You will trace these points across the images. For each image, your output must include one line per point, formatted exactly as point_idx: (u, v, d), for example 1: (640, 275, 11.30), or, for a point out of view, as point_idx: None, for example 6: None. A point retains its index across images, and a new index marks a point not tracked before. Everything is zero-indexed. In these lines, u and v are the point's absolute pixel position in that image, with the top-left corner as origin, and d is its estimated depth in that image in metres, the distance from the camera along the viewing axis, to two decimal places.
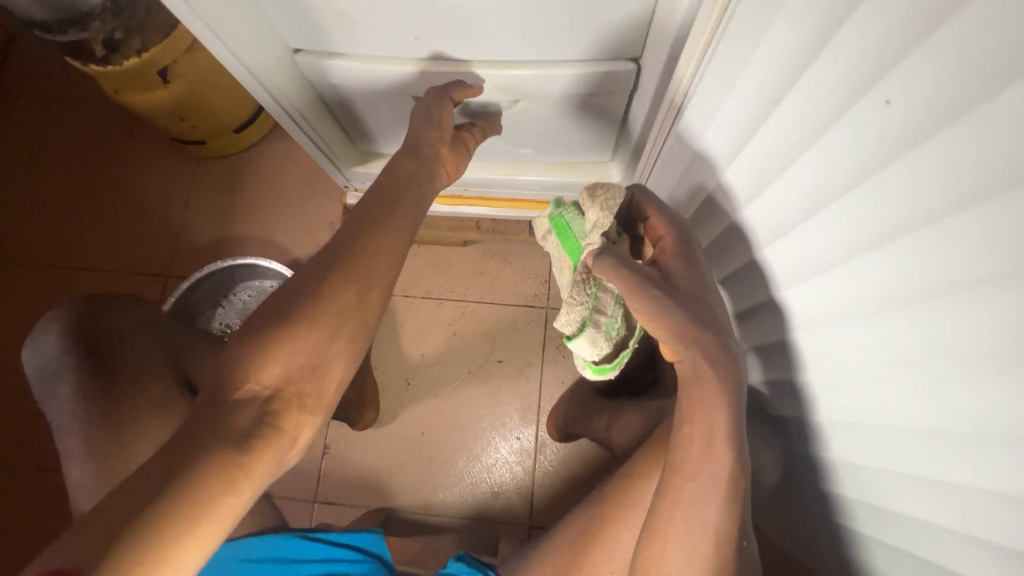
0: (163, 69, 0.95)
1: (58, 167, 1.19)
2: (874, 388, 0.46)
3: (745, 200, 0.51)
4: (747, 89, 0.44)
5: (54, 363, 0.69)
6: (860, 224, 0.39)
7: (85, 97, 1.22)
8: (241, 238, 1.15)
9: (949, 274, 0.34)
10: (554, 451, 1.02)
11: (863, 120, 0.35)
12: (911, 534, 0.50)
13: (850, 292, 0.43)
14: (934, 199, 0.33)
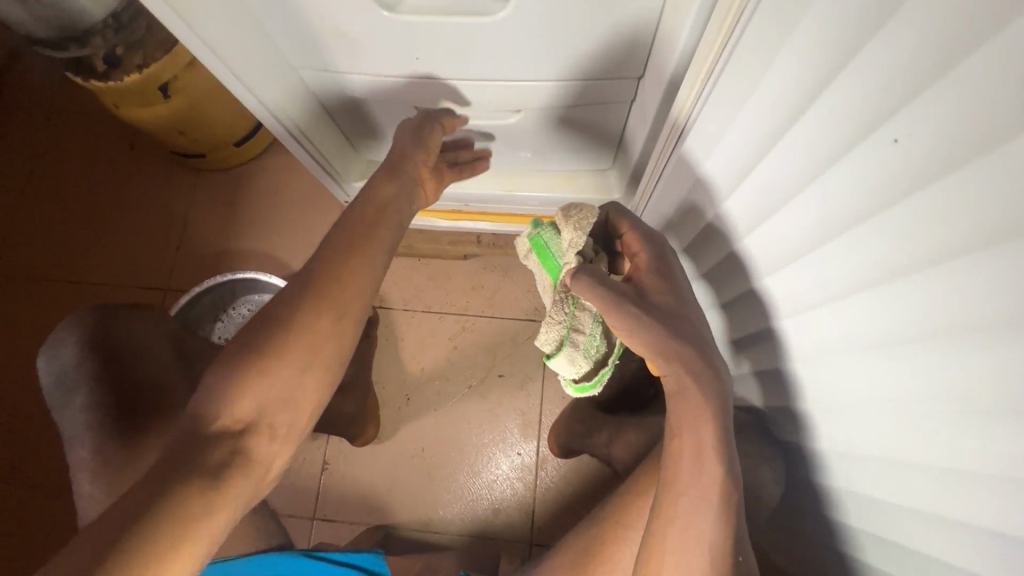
0: (164, 85, 0.96)
1: (59, 181, 1.19)
2: (882, 422, 0.45)
3: (745, 231, 0.51)
4: (748, 121, 0.44)
5: (71, 372, 0.68)
6: (863, 259, 0.39)
7: (85, 111, 1.22)
8: (240, 252, 1.15)
9: (962, 315, 0.34)
10: (554, 467, 1.01)
11: (867, 157, 0.35)
12: (924, 564, 0.50)
13: (857, 329, 0.43)
14: (941, 240, 0.33)
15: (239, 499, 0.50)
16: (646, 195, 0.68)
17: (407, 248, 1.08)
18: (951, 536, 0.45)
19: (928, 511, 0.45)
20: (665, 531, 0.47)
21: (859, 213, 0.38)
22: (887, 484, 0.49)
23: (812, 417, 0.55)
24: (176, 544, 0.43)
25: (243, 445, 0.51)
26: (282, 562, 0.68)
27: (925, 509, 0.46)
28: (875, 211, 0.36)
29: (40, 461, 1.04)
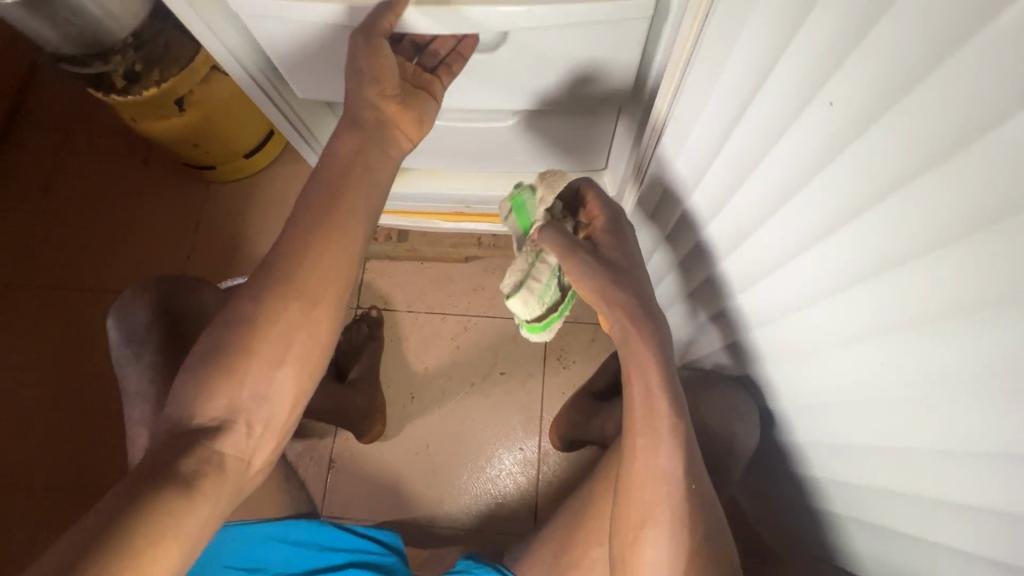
0: (180, 98, 1.01)
1: (74, 191, 1.24)
2: (846, 392, 0.45)
3: (708, 218, 0.54)
4: (714, 103, 0.47)
5: (142, 331, 0.72)
6: (796, 220, 0.41)
7: (100, 125, 1.27)
8: (249, 258, 1.19)
9: (897, 264, 0.35)
10: (555, 460, 1.04)
11: (808, 123, 0.36)
12: (908, 544, 0.49)
13: (796, 288, 0.45)
14: (861, 196, 0.35)
15: (224, 495, 0.50)
16: (631, 192, 0.73)
17: (411, 252, 1.12)
18: (932, 515, 0.44)
19: (905, 487, 0.45)
20: (631, 469, 0.52)
21: (797, 180, 0.40)
22: (863, 461, 0.49)
23: (781, 392, 0.57)
24: (158, 537, 0.44)
25: (221, 442, 0.50)
26: (282, 528, 0.71)
27: (899, 485, 0.46)
28: (810, 177, 0.38)
29: (55, 462, 1.06)
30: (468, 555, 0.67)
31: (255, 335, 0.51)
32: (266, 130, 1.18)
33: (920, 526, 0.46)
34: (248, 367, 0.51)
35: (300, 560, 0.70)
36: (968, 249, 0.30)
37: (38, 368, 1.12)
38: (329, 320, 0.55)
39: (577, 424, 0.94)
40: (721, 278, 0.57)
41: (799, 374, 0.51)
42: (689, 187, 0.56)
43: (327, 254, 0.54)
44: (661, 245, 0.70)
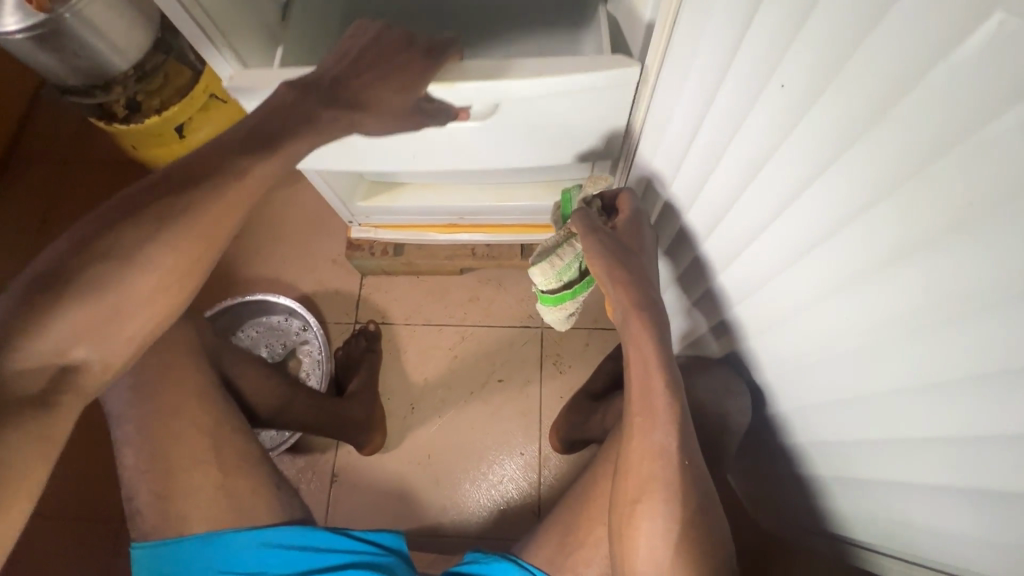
0: (180, 125, 1.06)
1: (70, 220, 1.26)
2: (824, 351, 0.48)
3: (687, 208, 0.60)
4: (685, 98, 0.52)
5: None
6: (765, 192, 0.45)
7: (98, 156, 1.31)
8: (247, 279, 1.21)
9: (852, 216, 0.38)
10: (556, 463, 1.05)
11: (767, 105, 0.41)
12: (899, 499, 0.51)
13: (769, 260, 0.49)
14: (814, 163, 0.39)
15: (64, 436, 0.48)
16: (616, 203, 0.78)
17: (408, 268, 1.15)
18: (917, 462, 0.46)
19: (889, 437, 0.47)
20: (630, 446, 0.56)
21: (762, 156, 0.44)
22: (846, 420, 0.51)
23: (765, 365, 0.60)
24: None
25: (60, 378, 0.48)
26: (278, 533, 0.68)
27: (882, 437, 0.48)
28: (771, 151, 0.43)
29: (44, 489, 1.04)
30: (475, 548, 0.68)
31: (128, 260, 0.50)
32: None
33: (896, 475, 0.49)
34: (117, 292, 0.50)
35: (295, 563, 0.67)
36: (902, 199, 0.34)
37: None
38: (202, 257, 0.54)
39: (577, 424, 0.96)
40: (704, 261, 0.61)
41: (778, 343, 0.55)
42: (671, 178, 0.61)
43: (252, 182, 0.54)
44: None
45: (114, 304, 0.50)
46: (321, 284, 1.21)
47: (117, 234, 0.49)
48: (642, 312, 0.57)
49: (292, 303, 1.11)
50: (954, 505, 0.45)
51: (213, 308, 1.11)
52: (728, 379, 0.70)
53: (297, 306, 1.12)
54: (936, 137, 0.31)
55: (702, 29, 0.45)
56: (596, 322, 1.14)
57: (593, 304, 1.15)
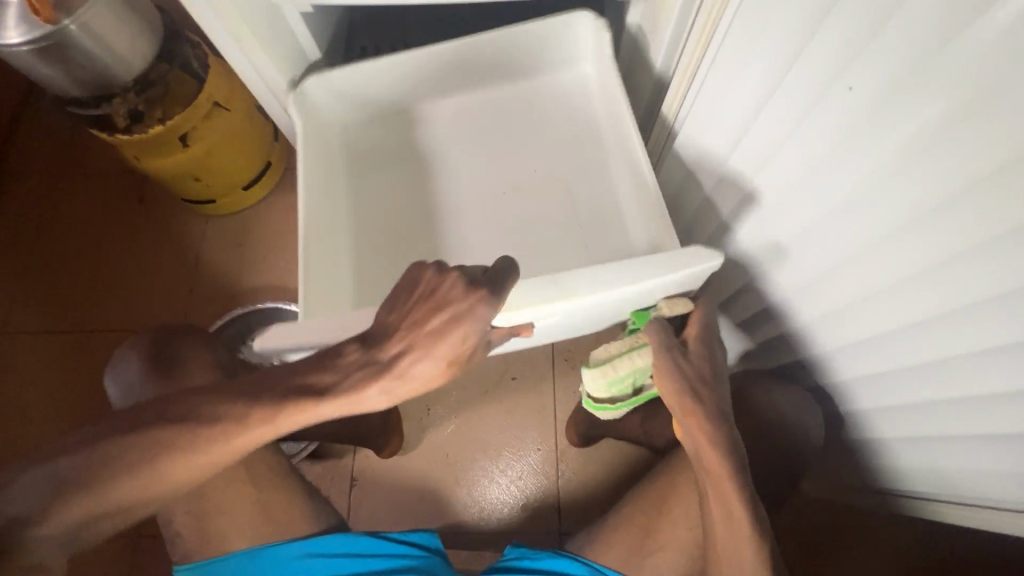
0: (184, 135, 1.05)
1: (66, 235, 1.24)
2: (884, 325, 0.54)
3: (724, 204, 0.64)
4: (735, 104, 0.57)
5: (140, 381, 0.73)
6: (826, 187, 0.50)
7: (90, 167, 1.29)
8: (252, 287, 1.20)
9: (919, 206, 0.43)
10: (574, 457, 1.07)
11: (832, 107, 0.45)
12: (963, 451, 0.57)
13: (825, 257, 0.55)
14: (884, 159, 0.44)
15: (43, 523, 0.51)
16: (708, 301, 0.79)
17: None
18: (975, 416, 0.52)
19: (952, 398, 0.53)
20: (714, 521, 0.60)
21: (823, 154, 0.48)
22: (905, 385, 0.57)
23: (812, 346, 0.66)
24: None
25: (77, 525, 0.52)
26: (319, 543, 0.68)
27: (944, 397, 0.54)
28: (835, 150, 0.47)
29: None
30: (513, 542, 0.72)
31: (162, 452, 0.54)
32: (263, 161, 1.20)
33: (954, 433, 0.56)
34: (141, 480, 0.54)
35: (345, 566, 0.68)
36: (963, 199, 0.40)
37: (40, 416, 1.09)
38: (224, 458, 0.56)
39: (597, 420, 0.99)
40: (746, 252, 0.66)
41: (829, 328, 0.61)
42: (712, 177, 0.65)
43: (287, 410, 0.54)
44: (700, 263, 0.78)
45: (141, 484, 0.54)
46: None
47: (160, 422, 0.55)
48: (719, 449, 0.59)
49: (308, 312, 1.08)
50: (1004, 451, 0.52)
51: (221, 321, 1.09)
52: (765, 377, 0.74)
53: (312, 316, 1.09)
54: (1000, 141, 0.36)
55: (756, 39, 0.50)
56: None
57: None
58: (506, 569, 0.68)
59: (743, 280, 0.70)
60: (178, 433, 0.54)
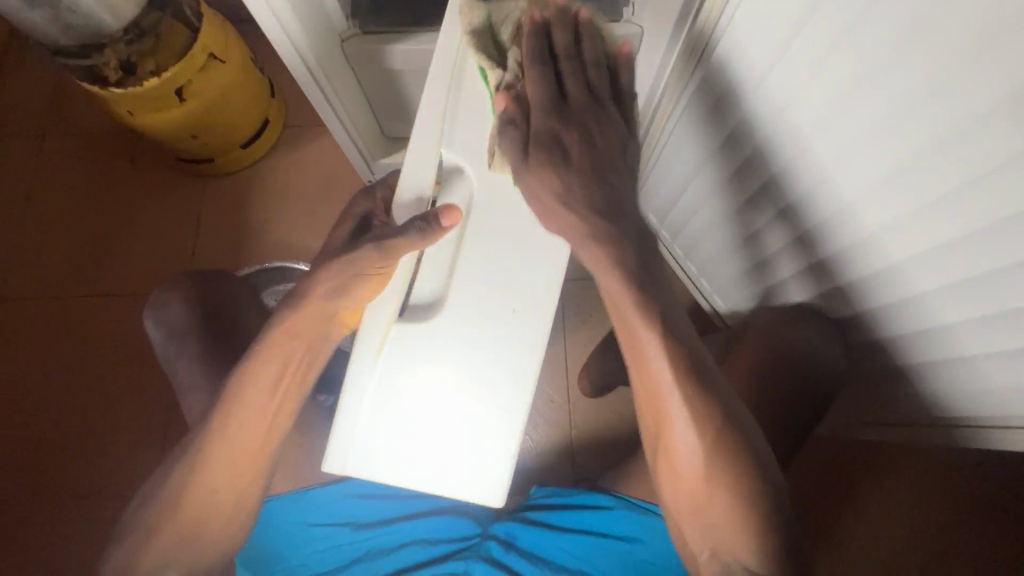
0: (180, 89, 1.00)
1: (59, 200, 1.21)
2: (902, 253, 0.52)
3: (742, 136, 0.61)
4: (727, 77, 0.59)
5: (178, 328, 0.75)
6: (855, 111, 0.47)
7: (78, 128, 1.24)
8: (258, 248, 1.18)
9: (954, 124, 0.41)
10: (587, 407, 1.09)
11: (870, 24, 0.42)
12: (971, 376, 0.57)
13: (822, 210, 0.58)
14: (923, 78, 0.41)
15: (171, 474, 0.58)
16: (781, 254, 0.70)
17: None
18: (986, 341, 0.52)
19: (966, 325, 0.52)
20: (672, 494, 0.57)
21: (855, 74, 0.45)
22: (925, 316, 0.55)
23: (830, 277, 0.64)
24: None
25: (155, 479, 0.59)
26: (359, 484, 0.70)
27: (962, 326, 0.52)
28: (869, 70, 0.44)
29: (82, 474, 1.04)
30: (539, 484, 0.75)
31: (232, 416, 0.57)
32: (262, 117, 1.17)
33: (970, 358, 0.55)
34: (233, 446, 0.57)
35: (382, 509, 0.70)
36: (1002, 120, 0.38)
37: (55, 380, 1.10)
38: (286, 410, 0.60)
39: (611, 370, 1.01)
40: (767, 186, 0.63)
41: (836, 273, 0.63)
42: (710, 149, 0.69)
43: (305, 315, 0.57)
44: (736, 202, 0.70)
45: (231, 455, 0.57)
46: None
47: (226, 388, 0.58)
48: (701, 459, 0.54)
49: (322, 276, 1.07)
50: (995, 367, 0.53)
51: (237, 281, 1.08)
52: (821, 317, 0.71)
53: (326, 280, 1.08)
54: None
55: None
56: None
57: None
58: (536, 506, 0.71)
59: (764, 216, 0.67)
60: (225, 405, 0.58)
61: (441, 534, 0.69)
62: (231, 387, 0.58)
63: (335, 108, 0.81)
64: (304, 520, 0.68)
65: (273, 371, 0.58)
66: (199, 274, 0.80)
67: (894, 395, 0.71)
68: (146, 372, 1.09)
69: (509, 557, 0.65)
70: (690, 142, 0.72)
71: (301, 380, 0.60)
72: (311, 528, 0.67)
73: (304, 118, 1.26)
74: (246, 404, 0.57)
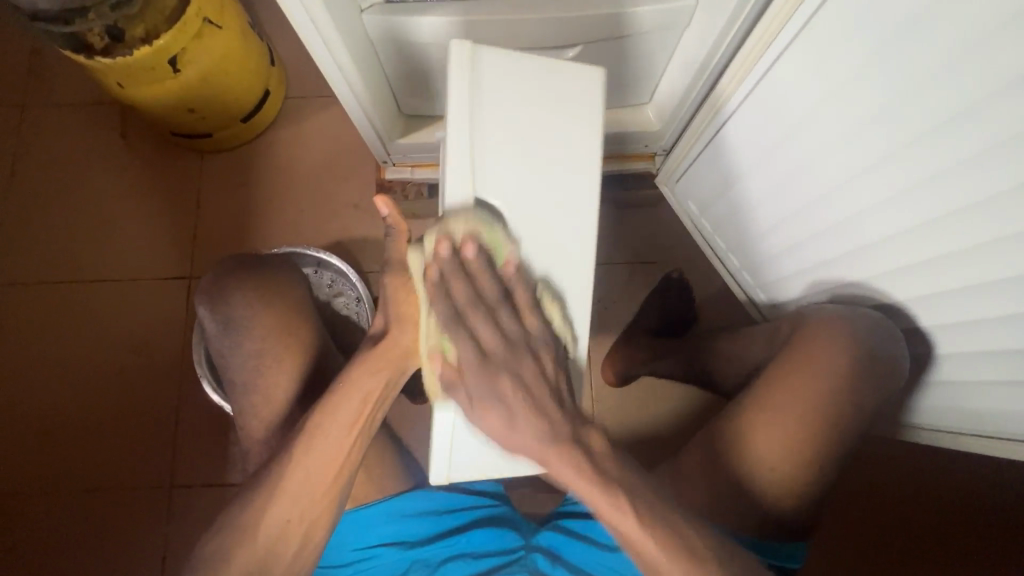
0: (173, 58, 0.91)
1: (46, 177, 1.12)
2: (943, 282, 0.58)
3: (785, 166, 0.65)
4: (785, 102, 0.59)
5: (221, 333, 0.71)
6: (911, 162, 0.52)
7: (62, 98, 1.15)
8: (264, 232, 1.12)
9: (1012, 184, 0.46)
10: (611, 399, 1.03)
11: (944, 86, 0.45)
12: (1003, 395, 0.62)
13: (875, 233, 0.61)
14: (987, 142, 0.45)
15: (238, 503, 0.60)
16: (807, 271, 0.75)
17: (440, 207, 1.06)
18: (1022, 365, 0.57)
19: (1004, 349, 0.58)
20: None
21: (915, 130, 0.49)
22: (965, 334, 0.62)
23: (865, 290, 0.70)
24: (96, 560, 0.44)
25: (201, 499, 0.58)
26: (402, 501, 0.69)
27: (996, 349, 0.59)
28: (934, 128, 0.48)
29: (92, 469, 1.00)
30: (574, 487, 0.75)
31: (314, 444, 0.59)
32: (262, 88, 1.08)
33: (1000, 378, 0.61)
34: (310, 472, 0.59)
35: (424, 525, 0.69)
36: None
37: (55, 370, 1.05)
38: (357, 445, 0.62)
39: (640, 358, 0.98)
40: (806, 214, 0.67)
41: (879, 287, 0.67)
42: (753, 167, 0.70)
43: (381, 356, 0.61)
44: (762, 221, 0.76)
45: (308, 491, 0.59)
46: (347, 232, 1.12)
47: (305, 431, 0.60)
48: None
49: (343, 265, 1.02)
50: None
51: None
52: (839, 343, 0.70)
53: (347, 268, 1.02)
54: None
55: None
56: (637, 258, 1.08)
57: (635, 238, 1.08)
58: (573, 514, 0.72)
59: (798, 237, 0.72)
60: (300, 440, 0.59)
61: (486, 548, 0.68)
62: (313, 419, 0.60)
63: (353, 86, 0.74)
64: (350, 539, 0.68)
65: (356, 408, 0.61)
66: (240, 262, 0.75)
67: (960, 400, 0.69)
68: (151, 361, 1.05)
69: (557, 573, 0.66)
70: (720, 164, 0.76)
71: (372, 420, 0.63)
72: (358, 551, 0.68)
73: (307, 89, 1.17)
74: (325, 436, 0.60)
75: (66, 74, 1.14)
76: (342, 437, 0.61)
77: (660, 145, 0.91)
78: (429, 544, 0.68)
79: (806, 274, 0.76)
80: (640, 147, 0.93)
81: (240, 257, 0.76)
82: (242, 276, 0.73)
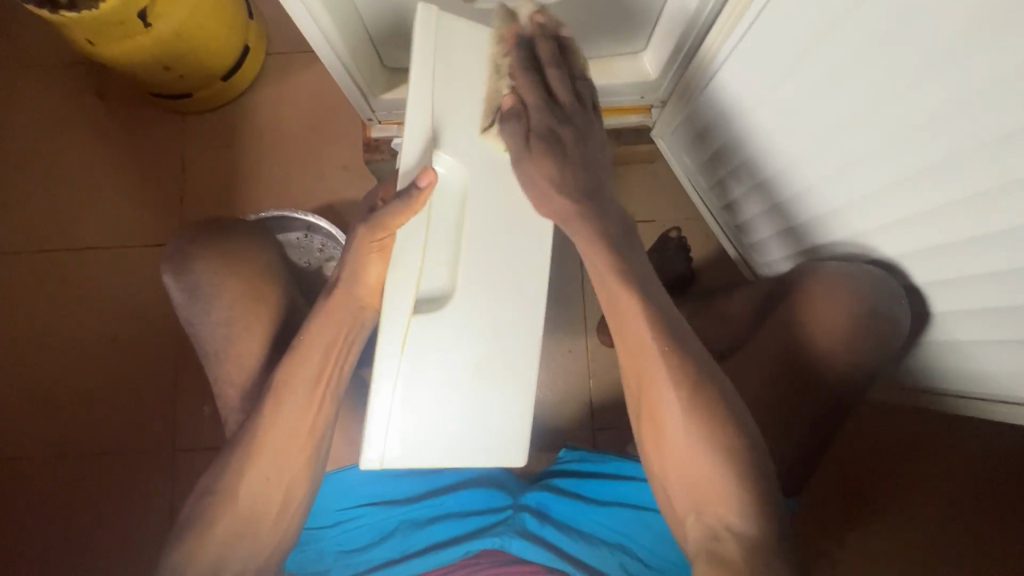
0: (142, 11, 0.85)
1: (26, 141, 1.09)
2: (942, 234, 0.56)
3: (779, 114, 0.62)
4: (780, 43, 0.56)
5: (194, 299, 0.70)
6: (909, 104, 0.48)
7: (36, 57, 1.10)
8: (251, 194, 1.09)
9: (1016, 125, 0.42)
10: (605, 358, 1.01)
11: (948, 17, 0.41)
12: (990, 353, 0.61)
13: (866, 186, 0.58)
14: (991, 78, 0.42)
15: (221, 468, 0.60)
16: (801, 225, 0.73)
17: None
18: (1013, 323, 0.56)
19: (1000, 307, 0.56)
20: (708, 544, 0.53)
21: (915, 66, 0.46)
22: (962, 290, 0.59)
23: (863, 245, 0.67)
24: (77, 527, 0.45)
25: None
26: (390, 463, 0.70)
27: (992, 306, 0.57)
28: (935, 65, 0.44)
29: (94, 431, 1.02)
30: (567, 446, 0.76)
31: (293, 402, 0.59)
32: (241, 42, 1.03)
33: (990, 337, 0.59)
34: (284, 440, 0.59)
35: (408, 485, 0.71)
36: None
37: (49, 339, 1.05)
38: (329, 406, 0.62)
39: None
40: (799, 165, 0.64)
41: (876, 240, 0.65)
42: (745, 115, 0.67)
43: (335, 308, 0.61)
44: (756, 176, 0.73)
45: (285, 459, 0.59)
46: (335, 194, 1.09)
47: (275, 401, 0.60)
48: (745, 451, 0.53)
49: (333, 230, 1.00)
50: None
51: None
52: (820, 299, 0.69)
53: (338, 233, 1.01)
54: None
55: None
56: (634, 214, 1.05)
57: (631, 194, 1.05)
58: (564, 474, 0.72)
59: (792, 191, 0.69)
60: (275, 408, 0.59)
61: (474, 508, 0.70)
62: (278, 384, 0.60)
63: (329, 36, 0.70)
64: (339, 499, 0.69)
65: (318, 364, 0.61)
66: (209, 228, 0.74)
67: (952, 359, 0.67)
68: (144, 328, 1.04)
69: (546, 531, 0.67)
70: (716, 113, 0.72)
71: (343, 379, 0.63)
72: (346, 512, 0.69)
73: (288, 44, 1.12)
74: (296, 391, 0.60)
75: (40, 31, 1.09)
76: (317, 399, 0.61)
77: (657, 96, 0.85)
78: (419, 502, 0.70)
79: (801, 229, 0.74)
80: (635, 99, 0.87)
81: (204, 226, 0.74)
82: (212, 239, 0.71)
